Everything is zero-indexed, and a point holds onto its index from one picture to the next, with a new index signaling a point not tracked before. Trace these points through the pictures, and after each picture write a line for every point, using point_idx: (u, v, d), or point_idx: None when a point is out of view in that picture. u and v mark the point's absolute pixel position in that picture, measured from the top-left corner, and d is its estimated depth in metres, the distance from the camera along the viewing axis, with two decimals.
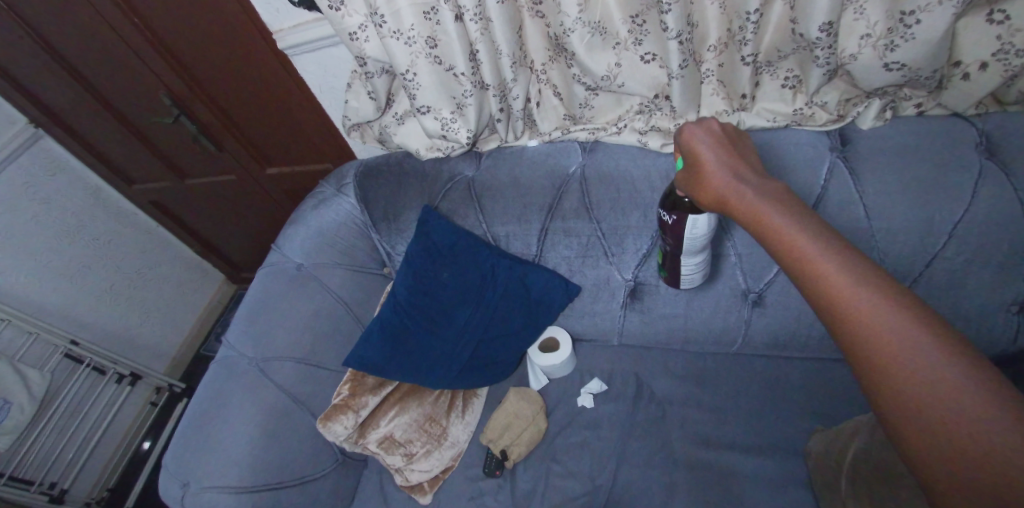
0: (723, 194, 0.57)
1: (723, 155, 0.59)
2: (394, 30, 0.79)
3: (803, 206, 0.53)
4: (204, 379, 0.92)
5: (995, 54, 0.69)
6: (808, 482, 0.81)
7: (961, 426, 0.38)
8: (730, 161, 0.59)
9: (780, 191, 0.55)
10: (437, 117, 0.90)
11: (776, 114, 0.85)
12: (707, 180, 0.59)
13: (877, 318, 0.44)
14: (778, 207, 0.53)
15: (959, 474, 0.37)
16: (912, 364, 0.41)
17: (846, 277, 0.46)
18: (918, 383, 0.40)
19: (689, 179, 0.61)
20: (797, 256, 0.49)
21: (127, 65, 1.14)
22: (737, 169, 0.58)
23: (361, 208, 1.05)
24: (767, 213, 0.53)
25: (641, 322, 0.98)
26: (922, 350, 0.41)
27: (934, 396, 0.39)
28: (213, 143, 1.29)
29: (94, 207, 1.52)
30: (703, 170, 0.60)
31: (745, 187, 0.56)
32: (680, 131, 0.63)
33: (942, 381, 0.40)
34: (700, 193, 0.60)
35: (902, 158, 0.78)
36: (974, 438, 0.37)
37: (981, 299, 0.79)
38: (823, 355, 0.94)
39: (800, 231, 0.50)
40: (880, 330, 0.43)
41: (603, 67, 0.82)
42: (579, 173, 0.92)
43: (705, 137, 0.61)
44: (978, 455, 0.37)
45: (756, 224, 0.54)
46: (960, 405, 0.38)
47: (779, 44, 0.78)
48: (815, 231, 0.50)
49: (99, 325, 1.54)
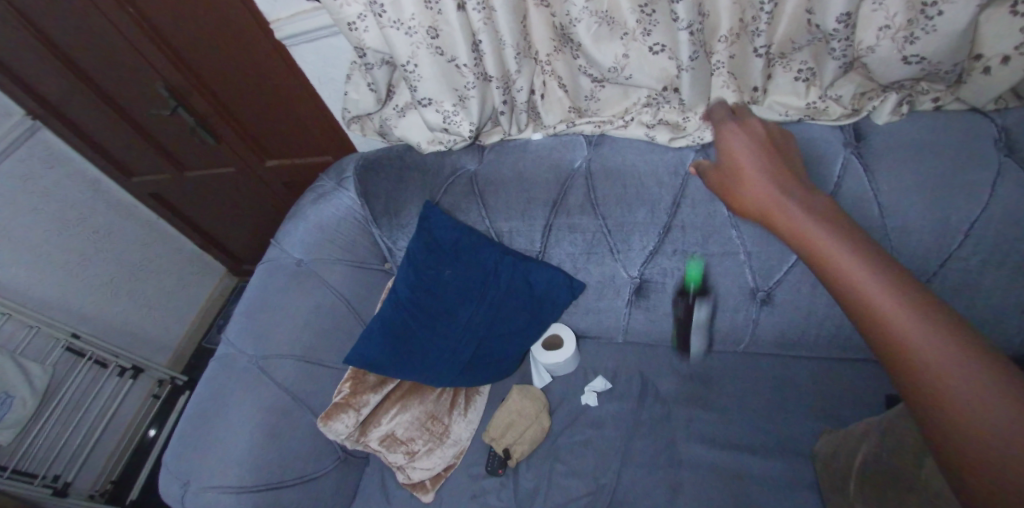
0: (756, 197, 0.59)
1: (758, 156, 0.62)
2: (394, 19, 0.76)
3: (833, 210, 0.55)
4: (203, 376, 0.91)
5: (1017, 47, 0.67)
6: (815, 483, 0.81)
7: (971, 411, 0.40)
8: (764, 164, 0.61)
9: (810, 195, 0.57)
10: (439, 110, 0.88)
11: (788, 108, 0.82)
12: (742, 180, 0.61)
13: (896, 310, 0.46)
14: (806, 209, 0.55)
15: (974, 459, 0.40)
16: (929, 351, 0.44)
17: (867, 273, 0.48)
18: (934, 373, 0.43)
19: (726, 180, 0.63)
20: (822, 254, 0.52)
21: (123, 56, 1.12)
22: (771, 172, 0.60)
23: (361, 202, 1.04)
24: (798, 215, 0.55)
25: (647, 319, 0.96)
26: (938, 341, 0.44)
27: (944, 381, 0.42)
28: (212, 135, 1.27)
29: (94, 199, 1.50)
30: (739, 171, 0.62)
31: (778, 190, 0.58)
32: (720, 130, 0.65)
33: (956, 370, 0.42)
34: (734, 195, 0.62)
35: (919, 154, 0.75)
36: (988, 424, 0.39)
37: (996, 298, 0.78)
38: (831, 354, 0.92)
39: (825, 233, 0.52)
40: (899, 322, 0.46)
41: (610, 59, 0.80)
42: (584, 167, 0.90)
43: (742, 136, 0.64)
44: (990, 439, 0.39)
45: (792, 232, 0.55)
46: (976, 394, 0.41)
47: (793, 34, 0.75)
48: (844, 233, 0.52)
49: (101, 319, 1.54)
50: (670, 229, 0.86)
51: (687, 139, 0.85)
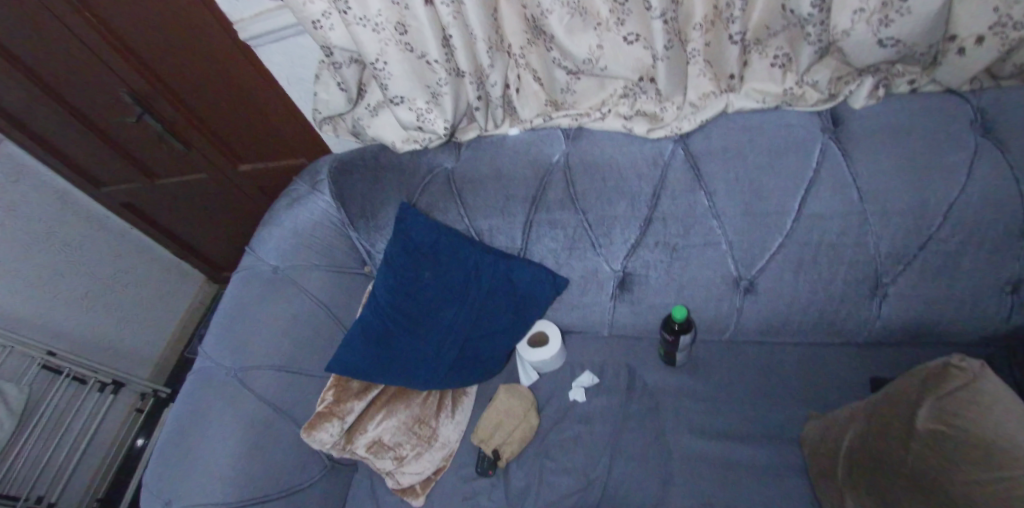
0: (846, 423, 0.75)
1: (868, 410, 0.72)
2: (359, 16, 0.74)
3: (897, 433, 0.67)
4: (181, 392, 0.89)
5: (991, 28, 0.66)
6: (803, 468, 0.82)
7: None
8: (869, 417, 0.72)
9: (882, 424, 0.69)
10: (412, 108, 0.86)
11: (765, 95, 0.80)
12: (847, 423, 0.75)
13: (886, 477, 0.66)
14: (883, 418, 0.69)
15: None
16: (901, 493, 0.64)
17: (874, 452, 0.69)
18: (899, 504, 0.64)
19: (844, 416, 0.76)
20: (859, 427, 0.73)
21: (82, 64, 1.06)
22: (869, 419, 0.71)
23: (337, 206, 1.01)
24: (870, 427, 0.71)
25: (632, 313, 0.96)
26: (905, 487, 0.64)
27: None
28: (181, 141, 1.23)
29: (63, 211, 1.44)
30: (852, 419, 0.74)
31: (866, 435, 0.71)
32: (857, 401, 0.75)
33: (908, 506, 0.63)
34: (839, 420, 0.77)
35: (897, 137, 0.75)
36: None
37: (976, 278, 0.79)
38: (814, 339, 0.93)
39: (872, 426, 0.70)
40: (892, 486, 0.66)
41: (585, 50, 0.78)
42: (563, 162, 0.89)
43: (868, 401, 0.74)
44: None
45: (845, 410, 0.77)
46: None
47: (767, 20, 0.73)
48: (885, 441, 0.68)
49: (78, 333, 1.50)
50: (652, 221, 0.86)
51: (666, 129, 0.84)
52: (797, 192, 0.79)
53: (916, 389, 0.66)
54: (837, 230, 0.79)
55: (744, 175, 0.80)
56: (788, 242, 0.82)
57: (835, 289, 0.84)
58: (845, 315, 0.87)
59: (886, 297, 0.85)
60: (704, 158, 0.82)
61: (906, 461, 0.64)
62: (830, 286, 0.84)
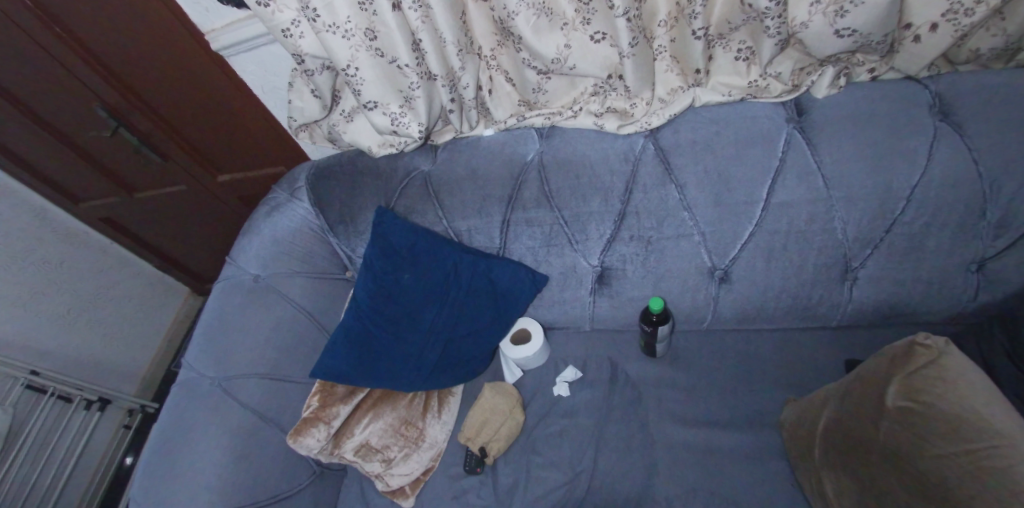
0: (819, 405, 0.77)
1: (841, 391, 0.74)
2: (329, 23, 0.74)
3: (869, 411, 0.68)
4: (166, 404, 0.89)
5: (944, 15, 0.69)
6: (782, 451, 0.84)
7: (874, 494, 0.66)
8: (841, 396, 0.74)
9: (854, 404, 0.71)
10: (386, 113, 0.87)
11: (731, 88, 0.82)
12: (822, 404, 0.77)
13: (858, 450, 0.69)
14: (854, 398, 0.71)
15: None
16: (871, 462, 0.67)
17: (847, 429, 0.71)
18: (867, 471, 0.67)
19: (819, 398, 0.78)
20: (833, 407, 0.74)
21: (53, 79, 1.04)
22: (841, 400, 0.73)
23: (316, 212, 1.02)
24: (844, 406, 0.72)
25: (611, 306, 0.97)
26: (873, 458, 0.67)
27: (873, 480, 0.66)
28: (158, 153, 1.23)
29: (41, 229, 1.40)
30: (825, 400, 0.76)
31: (838, 416, 0.73)
32: (833, 385, 0.77)
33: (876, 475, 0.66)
34: (813, 401, 0.79)
35: (858, 126, 0.77)
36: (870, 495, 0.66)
37: (941, 260, 0.81)
38: (788, 325, 0.95)
39: (846, 406, 0.72)
40: (862, 458, 0.68)
41: (553, 50, 0.79)
42: (537, 160, 0.90)
43: (842, 382, 0.75)
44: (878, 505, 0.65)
45: (820, 393, 0.79)
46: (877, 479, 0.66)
47: (729, 14, 0.74)
48: (857, 419, 0.70)
49: (61, 353, 1.48)
50: (625, 216, 0.87)
51: (636, 124, 0.85)
52: (765, 182, 0.81)
53: (883, 368, 0.68)
54: (805, 217, 0.81)
55: (713, 167, 0.82)
56: (758, 231, 0.84)
57: (806, 275, 0.86)
58: (818, 300, 0.89)
59: (856, 280, 0.87)
60: (674, 151, 0.84)
61: (877, 436, 0.67)
62: (802, 272, 0.86)
